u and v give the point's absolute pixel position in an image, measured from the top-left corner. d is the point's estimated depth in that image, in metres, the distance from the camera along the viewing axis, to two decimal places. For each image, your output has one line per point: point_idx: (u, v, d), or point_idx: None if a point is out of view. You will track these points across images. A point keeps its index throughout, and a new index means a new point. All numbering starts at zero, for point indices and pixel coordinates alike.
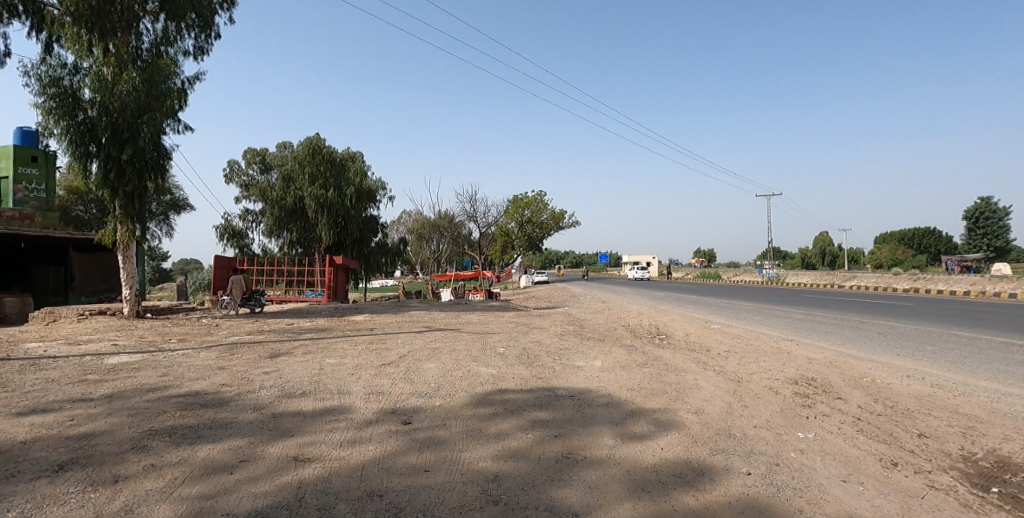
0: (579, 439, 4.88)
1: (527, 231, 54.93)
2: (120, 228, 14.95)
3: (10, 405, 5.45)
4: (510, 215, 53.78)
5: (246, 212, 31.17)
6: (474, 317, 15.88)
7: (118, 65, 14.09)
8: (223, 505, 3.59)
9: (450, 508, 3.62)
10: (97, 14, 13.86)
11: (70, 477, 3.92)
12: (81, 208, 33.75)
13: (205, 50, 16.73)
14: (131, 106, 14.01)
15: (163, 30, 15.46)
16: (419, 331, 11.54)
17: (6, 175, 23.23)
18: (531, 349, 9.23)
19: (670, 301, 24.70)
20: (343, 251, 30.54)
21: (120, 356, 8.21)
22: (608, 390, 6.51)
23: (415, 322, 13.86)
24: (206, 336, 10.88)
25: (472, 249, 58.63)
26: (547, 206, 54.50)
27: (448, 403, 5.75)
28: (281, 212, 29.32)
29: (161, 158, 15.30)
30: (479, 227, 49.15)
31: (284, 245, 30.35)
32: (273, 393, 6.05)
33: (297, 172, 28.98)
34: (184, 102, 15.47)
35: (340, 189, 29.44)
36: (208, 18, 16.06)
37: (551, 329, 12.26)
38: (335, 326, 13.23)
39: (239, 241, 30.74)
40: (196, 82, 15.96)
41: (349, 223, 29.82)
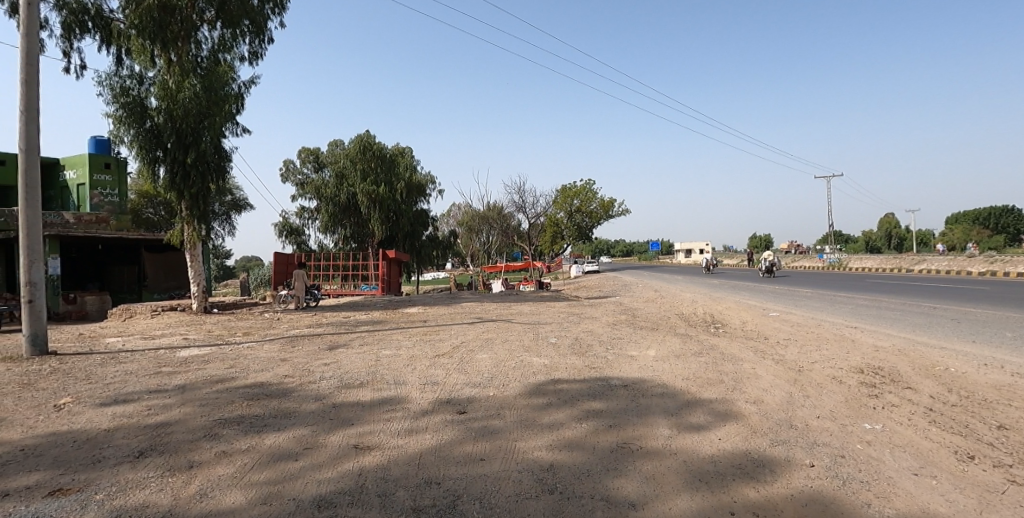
0: (633, 429, 4.82)
1: (577, 221, 54.30)
2: (187, 228, 15.73)
3: (95, 395, 5.85)
4: (559, 205, 53.58)
5: (303, 210, 32.24)
6: (525, 307, 15.94)
7: (180, 74, 14.77)
8: (289, 491, 3.75)
9: (507, 497, 3.65)
10: (158, 26, 14.61)
11: (149, 463, 4.19)
12: (151, 210, 35.92)
13: (259, 55, 17.32)
14: (193, 112, 14.68)
15: (221, 37, 16.12)
16: (471, 322, 11.66)
17: (83, 183, 24.85)
18: (583, 338, 9.19)
19: (724, 289, 24.03)
20: (395, 245, 31.65)
21: (190, 349, 8.69)
22: (663, 380, 6.38)
23: (467, 314, 14.00)
24: (269, 330, 11.30)
25: (521, 240, 58.65)
26: (597, 196, 53.82)
27: (501, 393, 5.78)
28: (336, 209, 30.02)
29: (222, 160, 15.96)
30: (528, 218, 48.88)
31: (339, 241, 31.10)
32: (333, 384, 6.25)
33: (349, 169, 29.66)
34: (241, 106, 16.10)
35: (390, 184, 30.08)
36: (261, 23, 16.59)
37: (602, 318, 12.17)
38: (390, 318, 13.52)
39: (297, 238, 31.89)
40: (252, 86, 16.56)
41: (401, 217, 30.62)
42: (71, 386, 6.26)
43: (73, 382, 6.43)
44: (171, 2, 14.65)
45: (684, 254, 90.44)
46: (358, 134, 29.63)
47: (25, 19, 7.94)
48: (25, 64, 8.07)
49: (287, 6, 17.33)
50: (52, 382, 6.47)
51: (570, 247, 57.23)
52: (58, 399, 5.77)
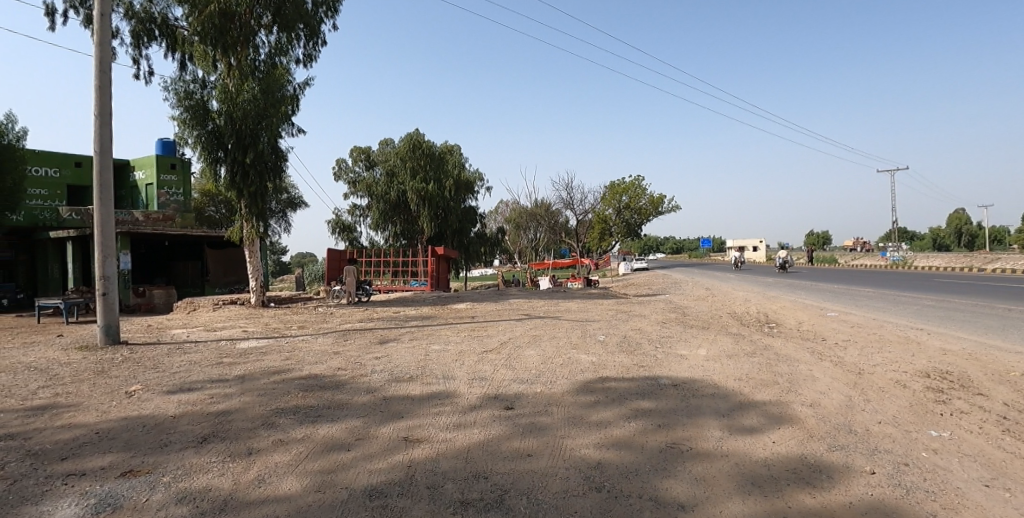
0: (683, 429, 4.73)
1: (625, 218, 53.63)
2: (246, 226, 16.39)
3: (163, 383, 6.18)
4: (607, 202, 53.08)
5: (354, 207, 33.13)
6: (573, 304, 15.87)
7: (239, 77, 15.42)
8: (342, 480, 3.86)
9: (554, 493, 3.64)
10: (219, 31, 15.30)
11: (212, 449, 4.39)
12: (213, 208, 37.61)
13: (313, 57, 17.88)
14: (251, 114, 15.30)
15: (277, 41, 16.65)
16: (518, 319, 11.70)
17: (151, 183, 26.33)
18: (632, 336, 9.08)
19: (778, 287, 23.28)
20: (444, 242, 31.95)
21: (249, 341, 9.07)
22: (715, 380, 6.24)
23: (515, 310, 14.06)
24: (323, 324, 11.66)
25: (569, 237, 58.43)
26: (645, 192, 53.05)
27: (548, 390, 5.78)
28: (387, 207, 30.75)
29: (279, 160, 16.56)
30: (576, 215, 48.49)
31: (390, 238, 31.82)
32: (384, 377, 6.40)
33: (399, 167, 30.41)
34: (297, 108, 16.66)
35: (439, 182, 30.73)
36: (315, 27, 17.11)
37: (651, 317, 12.00)
38: (438, 314, 13.72)
39: (349, 234, 32.79)
40: (306, 88, 17.10)
41: (450, 214, 31.11)
42: (141, 374, 6.64)
43: (143, 370, 6.82)
44: (230, 8, 15.33)
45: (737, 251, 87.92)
46: (408, 133, 30.31)
47: (98, 29, 8.43)
48: (99, 71, 8.57)
49: (338, 8, 17.84)
50: (124, 370, 6.88)
51: (618, 244, 56.56)
52: (130, 386, 6.13)
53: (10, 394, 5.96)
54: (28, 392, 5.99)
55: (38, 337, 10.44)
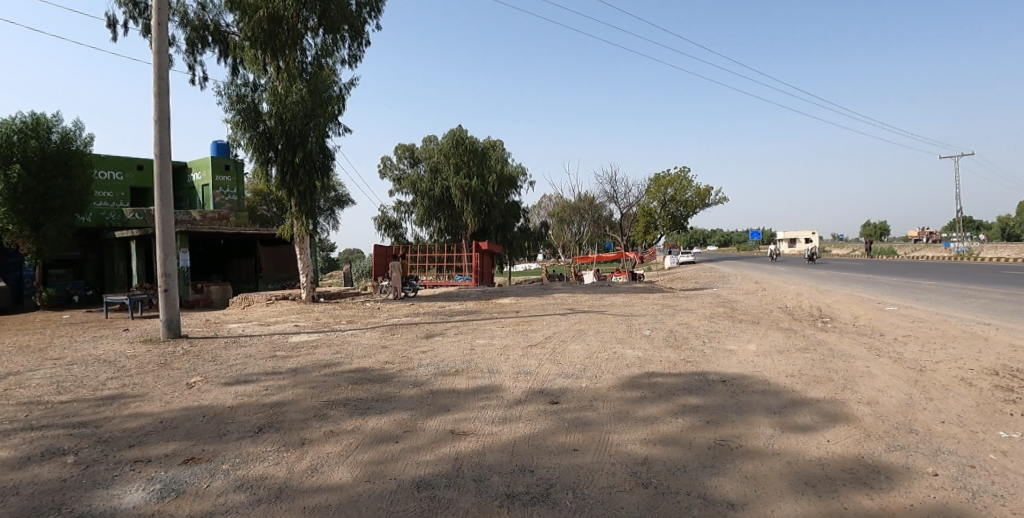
0: (733, 426, 4.63)
1: (670, 210, 52.77)
2: (297, 223, 16.93)
3: (220, 375, 6.47)
4: (652, 195, 52.30)
5: (400, 204, 33.73)
6: (618, 299, 15.75)
7: (288, 80, 15.90)
8: (392, 471, 3.95)
9: (601, 488, 3.63)
10: (268, 36, 15.84)
11: (267, 438, 4.57)
12: (265, 207, 39.01)
13: (357, 58, 18.25)
14: (300, 114, 15.76)
15: (323, 43, 17.06)
16: (563, 314, 11.69)
17: (207, 184, 27.48)
18: (679, 331, 8.94)
19: (833, 281, 22.42)
20: (488, 237, 32.32)
21: (301, 335, 9.38)
22: (765, 376, 6.08)
23: (559, 305, 14.05)
24: (371, 318, 11.95)
25: (614, 231, 57.96)
26: (691, 184, 52.11)
27: (594, 385, 5.76)
28: (431, 203, 31.22)
29: (326, 159, 17.00)
30: (621, 208, 48.00)
31: (434, 233, 32.29)
32: (430, 371, 6.51)
33: (443, 164, 30.82)
34: (343, 107, 17.07)
35: (482, 177, 30.84)
36: (359, 27, 17.45)
37: (699, 311, 11.78)
38: (483, 308, 13.85)
39: (395, 231, 33.44)
40: (351, 88, 17.48)
41: (493, 210, 31.34)
42: (200, 366, 6.97)
43: (202, 363, 7.15)
44: (278, 13, 15.83)
45: (787, 244, 85.14)
46: (451, 129, 30.65)
47: (156, 37, 8.82)
48: (158, 78, 8.99)
49: (382, 9, 18.15)
50: (185, 362, 7.23)
51: (663, 237, 55.67)
52: (191, 377, 6.44)
53: (83, 385, 6.35)
54: (99, 382, 6.37)
55: (106, 331, 11.09)
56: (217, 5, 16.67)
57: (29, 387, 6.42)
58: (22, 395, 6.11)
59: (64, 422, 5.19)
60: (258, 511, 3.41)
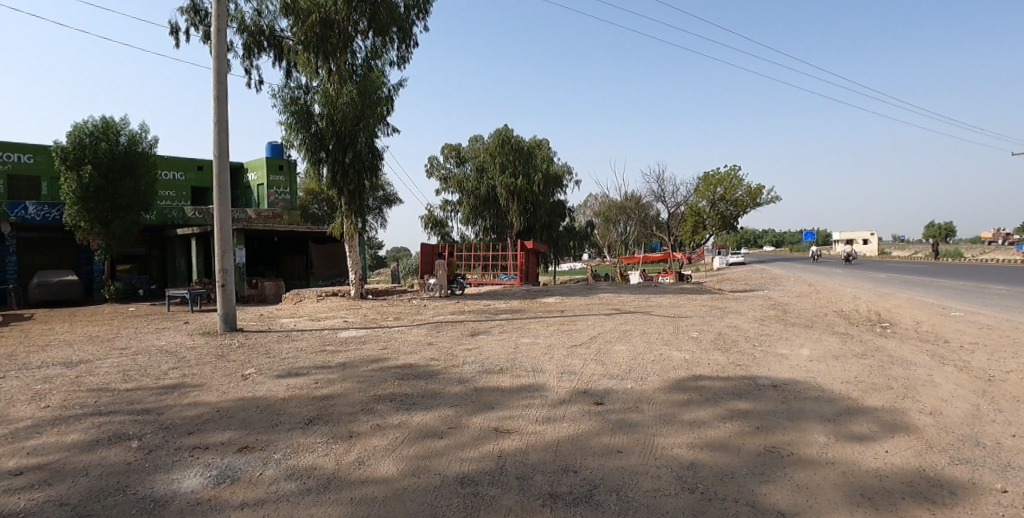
0: (784, 433, 4.50)
1: (720, 210, 51.61)
2: (346, 221, 17.39)
3: (273, 368, 6.71)
4: (701, 194, 51.21)
5: (446, 203, 34.14)
6: (664, 300, 15.51)
7: (339, 82, 16.35)
8: (436, 467, 4.01)
9: (645, 492, 3.58)
10: (320, 39, 16.33)
11: (317, 430, 4.72)
12: (316, 206, 40.27)
13: (406, 59, 18.59)
14: (350, 116, 16.19)
15: (372, 45, 17.46)
16: (608, 314, 11.61)
17: (262, 183, 28.55)
18: (728, 333, 8.74)
19: (894, 284, 21.43)
20: (534, 236, 32.45)
21: (350, 331, 9.65)
22: (819, 382, 5.87)
23: (605, 305, 13.94)
24: (417, 316, 12.17)
25: (661, 230, 57.07)
26: (742, 182, 50.53)
27: (639, 387, 5.69)
28: (477, 202, 31.53)
29: (375, 159, 17.39)
30: (668, 208, 47.17)
31: (480, 232, 32.58)
32: (475, 368, 6.58)
33: (489, 163, 31.10)
34: (392, 108, 17.43)
35: (528, 176, 30.97)
36: (407, 29, 17.76)
37: (749, 313, 11.47)
38: (527, 308, 13.90)
39: (441, 229, 33.90)
40: (400, 89, 17.82)
41: (539, 209, 31.42)
42: (254, 359, 7.25)
43: (256, 356, 7.45)
44: (330, 17, 16.31)
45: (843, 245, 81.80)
46: (497, 129, 30.88)
47: (216, 43, 9.23)
48: (217, 82, 9.40)
49: (429, 10, 18.42)
50: (240, 355, 7.54)
51: (712, 238, 54.45)
52: (246, 369, 6.71)
53: (146, 374, 6.71)
54: (161, 372, 6.72)
55: (168, 323, 11.69)
56: (272, 11, 17.29)
57: (98, 375, 6.84)
58: (92, 382, 6.51)
59: (129, 409, 5.50)
60: (308, 499, 3.53)
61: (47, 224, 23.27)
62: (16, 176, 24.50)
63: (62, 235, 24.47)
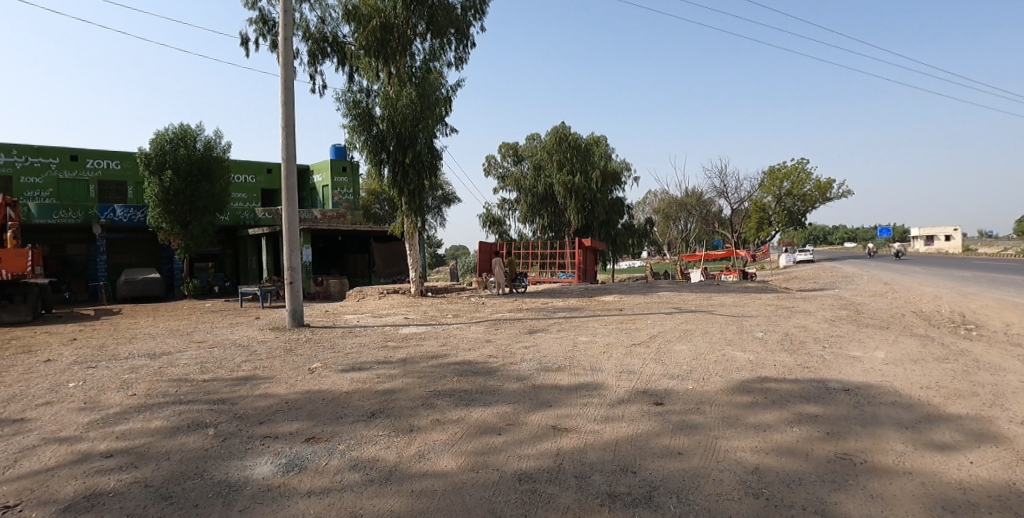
0: (857, 440, 4.29)
1: (787, 205, 49.58)
2: (407, 221, 17.85)
3: (338, 362, 7.00)
4: (766, 189, 49.42)
5: (504, 201, 34.47)
6: (727, 299, 15.08)
7: (399, 84, 16.80)
8: (494, 462, 4.07)
9: (707, 495, 3.51)
10: (381, 44, 16.86)
11: (379, 423, 4.88)
12: (378, 206, 41.56)
13: (463, 59, 18.87)
14: (410, 117, 16.60)
15: (431, 47, 17.83)
16: (668, 313, 11.41)
17: (327, 185, 29.72)
18: (795, 334, 8.41)
19: (983, 283, 19.89)
20: (592, 233, 32.18)
21: (410, 327, 9.91)
22: (896, 387, 5.56)
23: (664, 303, 13.72)
24: (476, 313, 12.37)
25: (723, 227, 55.35)
26: (811, 176, 48.65)
27: (701, 388, 5.57)
28: (535, 200, 31.76)
29: (435, 158, 17.73)
30: (731, 203, 45.70)
31: (538, 230, 32.74)
32: (533, 366, 6.63)
33: (546, 161, 31.25)
34: (450, 109, 17.75)
35: (586, 173, 30.88)
36: (464, 30, 18.00)
37: (819, 313, 10.99)
38: (585, 306, 13.85)
39: (499, 228, 34.28)
40: (458, 89, 18.11)
41: (597, 206, 31.24)
42: (320, 353, 7.59)
43: (321, 350, 7.77)
44: (390, 21, 16.78)
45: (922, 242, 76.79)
46: (555, 126, 30.94)
47: (284, 51, 9.68)
48: (285, 88, 9.86)
49: (486, 10, 18.62)
50: (307, 349, 7.90)
51: (779, 234, 52.33)
52: (312, 363, 7.02)
53: (222, 366, 7.15)
54: (235, 365, 7.13)
55: (242, 318, 12.41)
56: (335, 18, 17.96)
57: (178, 366, 7.32)
58: (173, 372, 6.99)
59: (206, 398, 5.86)
60: (371, 490, 3.66)
61: (133, 225, 25.10)
62: (106, 182, 26.56)
63: (146, 235, 26.35)
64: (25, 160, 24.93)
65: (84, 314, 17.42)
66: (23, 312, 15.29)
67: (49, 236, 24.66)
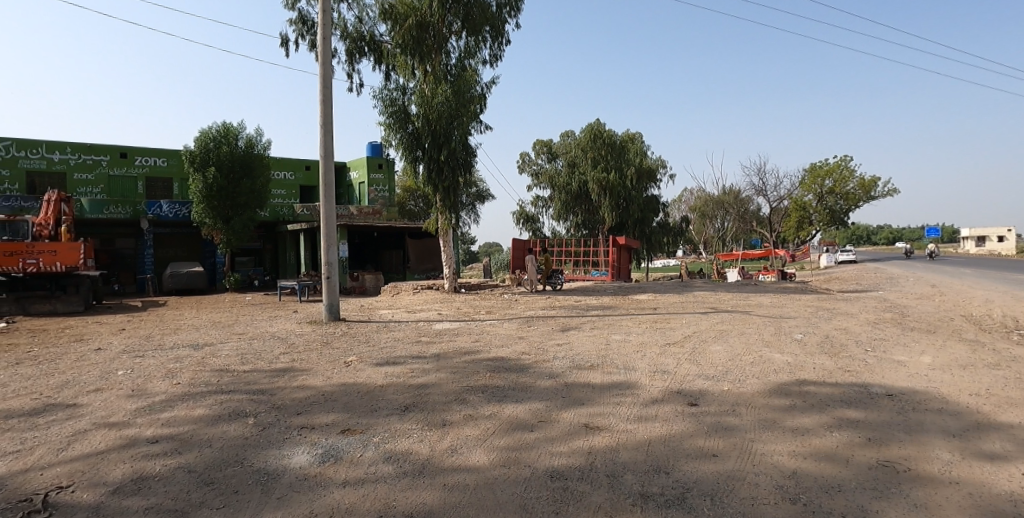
0: (900, 447, 4.16)
1: (828, 204, 48.10)
2: (441, 217, 18.02)
3: (373, 356, 7.14)
4: (806, 187, 48.09)
5: (538, 198, 34.49)
6: (765, 299, 14.77)
7: (434, 82, 16.96)
8: (526, 459, 4.09)
9: (741, 499, 3.46)
10: (416, 42, 17.05)
11: (412, 417, 4.97)
12: (413, 202, 42.06)
13: (498, 57, 18.90)
14: (445, 114, 16.75)
15: (466, 45, 17.92)
16: (703, 313, 11.25)
17: (364, 181, 30.20)
18: (836, 337, 8.19)
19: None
20: (626, 231, 31.91)
21: (444, 323, 10.02)
22: (942, 394, 5.37)
23: (699, 303, 13.52)
24: (508, 310, 12.43)
25: (761, 227, 54.08)
26: (855, 174, 47.07)
27: (737, 389, 5.49)
28: (568, 197, 31.67)
29: (469, 156, 17.84)
30: (770, 202, 44.61)
31: (571, 228, 32.65)
32: (566, 364, 6.63)
33: (580, 158, 31.11)
34: (484, 107, 17.83)
35: (620, 170, 30.63)
36: (499, 27, 18.02)
37: (861, 316, 10.67)
38: (619, 304, 13.76)
39: (532, 225, 34.31)
40: (492, 87, 18.16)
41: (631, 204, 30.95)
42: (356, 347, 7.75)
43: (356, 344, 7.93)
44: (426, 20, 16.96)
45: (973, 242, 73.46)
46: (589, 123, 30.76)
47: (323, 50, 9.89)
48: (324, 86, 10.06)
49: (521, 7, 18.59)
50: (343, 343, 8.08)
51: (820, 234, 50.81)
52: (348, 357, 7.18)
53: (261, 358, 7.37)
54: (273, 357, 7.35)
55: (281, 311, 12.76)
56: (372, 17, 18.25)
57: (220, 357, 7.59)
58: (215, 363, 7.25)
59: (246, 388, 6.07)
60: (405, 483, 3.73)
61: (178, 220, 26.00)
62: (154, 178, 27.58)
63: (190, 230, 27.31)
64: (78, 158, 26.14)
65: (132, 305, 18.16)
66: (75, 303, 16.03)
67: (100, 230, 25.81)
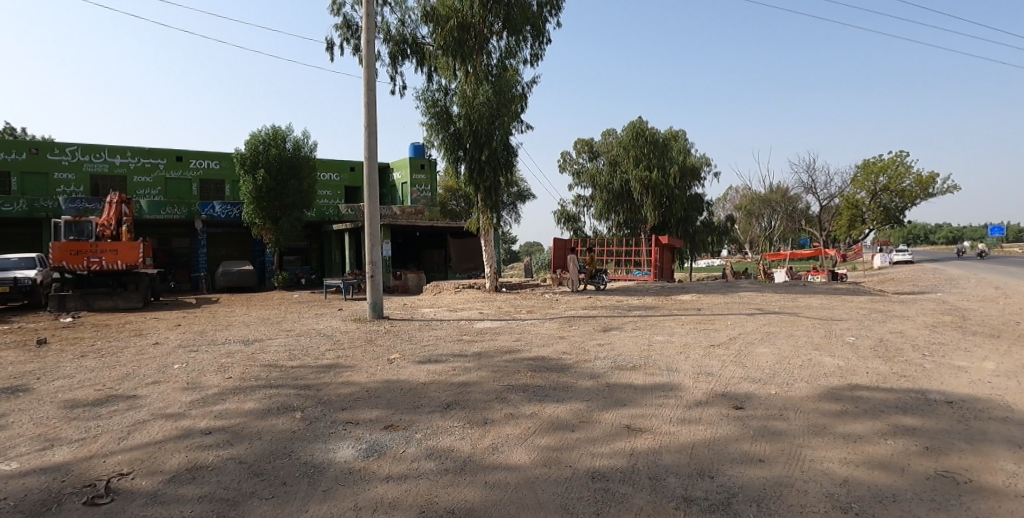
0: (961, 457, 3.98)
1: (883, 202, 46.07)
2: (482, 217, 18.17)
3: (415, 354, 7.27)
4: (859, 184, 46.23)
5: (578, 197, 34.33)
6: (815, 300, 14.30)
7: (476, 82, 17.11)
8: (567, 459, 4.11)
9: (789, 506, 3.38)
10: (458, 43, 17.24)
11: (454, 414, 5.05)
12: (454, 202, 42.51)
13: (538, 56, 18.92)
14: (486, 114, 16.90)
15: (507, 45, 18.02)
16: (749, 314, 10.99)
17: (406, 182, 30.80)
18: (892, 340, 7.87)
19: None
20: (669, 230, 31.41)
21: (485, 322, 10.12)
22: (1008, 402, 5.09)
23: (745, 304, 13.20)
24: (549, 309, 12.43)
25: (811, 226, 52.24)
26: (912, 170, 44.91)
27: (785, 393, 5.36)
28: (610, 196, 31.34)
29: (510, 155, 17.92)
30: (819, 199, 43.08)
31: (613, 227, 32.34)
32: (607, 364, 6.60)
33: (622, 156, 30.74)
34: (525, 106, 17.88)
35: (663, 169, 30.16)
36: (540, 26, 18.02)
37: (919, 319, 10.21)
38: (661, 304, 13.58)
39: (573, 224, 34.17)
40: (533, 86, 18.20)
41: (675, 202, 30.44)
42: (399, 345, 7.91)
43: (400, 342, 8.10)
44: (467, 21, 17.13)
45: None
46: (631, 121, 30.35)
47: (369, 54, 10.13)
48: (368, 89, 10.29)
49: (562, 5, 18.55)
50: (387, 340, 8.27)
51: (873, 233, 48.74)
52: (391, 354, 7.34)
53: (308, 354, 7.62)
54: (320, 353, 7.58)
55: (327, 309, 13.14)
56: (414, 20, 18.55)
57: (270, 353, 7.88)
58: (265, 358, 7.53)
59: (294, 384, 6.28)
60: (447, 479, 3.81)
61: (230, 220, 27.09)
62: (207, 180, 28.79)
63: (240, 229, 28.39)
64: (138, 161, 27.56)
65: (186, 302, 19.04)
66: (135, 299, 16.91)
67: (157, 230, 27.15)
